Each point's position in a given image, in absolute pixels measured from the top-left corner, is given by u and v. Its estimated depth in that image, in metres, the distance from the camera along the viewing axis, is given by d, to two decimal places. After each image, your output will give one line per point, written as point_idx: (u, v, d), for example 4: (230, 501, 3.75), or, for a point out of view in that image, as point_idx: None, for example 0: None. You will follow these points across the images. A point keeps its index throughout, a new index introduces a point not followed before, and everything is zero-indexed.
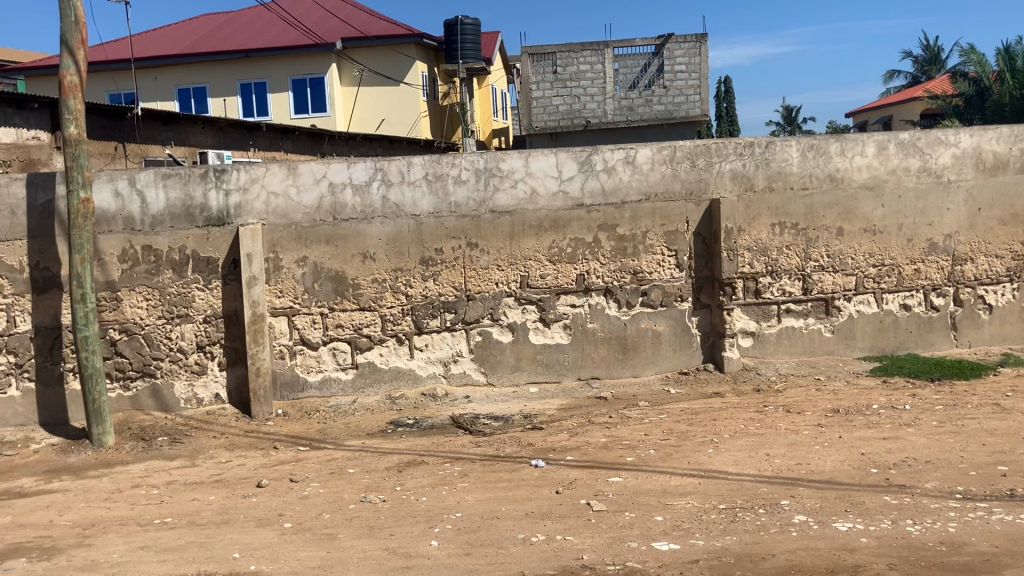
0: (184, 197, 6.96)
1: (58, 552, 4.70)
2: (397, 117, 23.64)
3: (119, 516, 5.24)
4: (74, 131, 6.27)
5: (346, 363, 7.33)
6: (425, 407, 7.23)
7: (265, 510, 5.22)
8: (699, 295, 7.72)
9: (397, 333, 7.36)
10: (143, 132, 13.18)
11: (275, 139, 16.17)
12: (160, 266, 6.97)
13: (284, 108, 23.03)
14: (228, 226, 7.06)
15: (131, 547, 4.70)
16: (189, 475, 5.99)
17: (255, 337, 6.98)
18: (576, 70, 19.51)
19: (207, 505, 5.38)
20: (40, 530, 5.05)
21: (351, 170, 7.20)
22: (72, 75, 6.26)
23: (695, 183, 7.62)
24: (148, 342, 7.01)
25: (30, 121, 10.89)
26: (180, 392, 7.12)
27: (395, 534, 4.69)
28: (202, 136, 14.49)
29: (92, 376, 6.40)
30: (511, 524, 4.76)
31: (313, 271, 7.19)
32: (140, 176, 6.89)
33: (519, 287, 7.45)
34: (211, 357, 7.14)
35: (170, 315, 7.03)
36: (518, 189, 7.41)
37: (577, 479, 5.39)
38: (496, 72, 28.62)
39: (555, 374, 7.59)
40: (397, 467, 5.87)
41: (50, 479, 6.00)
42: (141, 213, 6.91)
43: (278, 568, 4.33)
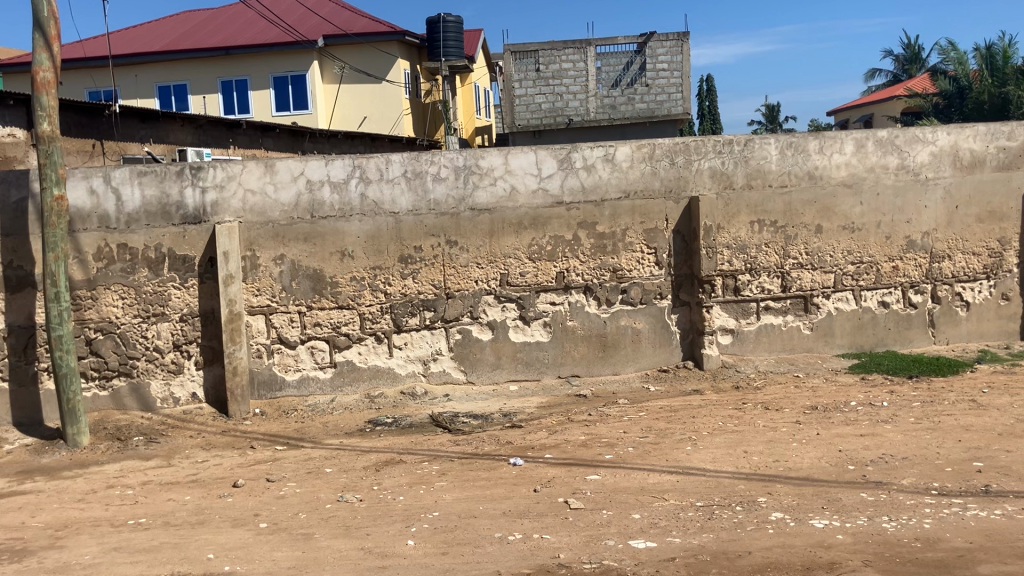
0: (159, 195, 6.90)
1: (29, 554, 4.66)
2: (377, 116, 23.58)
3: (93, 518, 5.19)
4: (47, 128, 6.19)
5: (324, 361, 7.29)
6: (405, 405, 7.20)
7: (241, 510, 5.18)
8: (679, 292, 7.73)
9: (376, 332, 7.33)
10: (122, 130, 13.09)
11: (256, 136, 16.12)
12: (136, 264, 6.90)
13: (266, 106, 22.90)
14: (205, 223, 7.00)
15: (103, 548, 4.66)
16: (164, 475, 5.94)
17: (232, 335, 6.94)
18: (559, 67, 19.55)
19: (182, 505, 5.34)
20: (12, 532, 5.00)
21: (329, 167, 7.16)
22: (45, 71, 6.19)
23: (674, 181, 7.63)
24: (124, 340, 6.95)
25: (5, 118, 10.82)
26: (156, 391, 7.07)
27: (371, 534, 4.67)
28: (181, 133, 14.40)
29: (67, 375, 6.34)
30: (488, 522, 4.75)
31: (291, 269, 7.14)
32: (115, 173, 6.81)
33: (498, 285, 7.42)
34: (188, 356, 7.09)
35: (146, 313, 6.97)
36: (498, 187, 7.39)
37: (555, 477, 5.37)
38: (479, 70, 28.61)
39: (535, 371, 7.56)
40: (374, 466, 5.85)
41: (23, 480, 5.93)
42: (117, 211, 6.85)
43: (252, 569, 4.30)
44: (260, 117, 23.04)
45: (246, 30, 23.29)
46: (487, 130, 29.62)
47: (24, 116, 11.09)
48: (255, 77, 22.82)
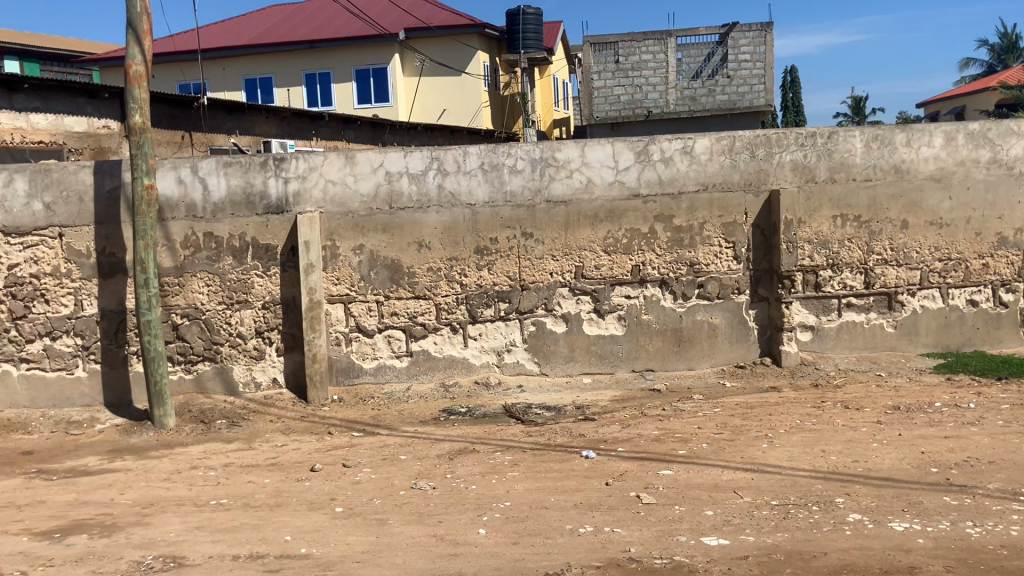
0: (244, 185, 7.09)
1: (117, 530, 4.88)
2: (456, 108, 23.66)
3: (177, 497, 5.38)
4: (138, 120, 6.42)
5: (400, 350, 7.39)
6: (479, 396, 7.26)
7: (318, 494, 5.30)
8: (757, 287, 7.60)
9: (452, 322, 7.39)
10: (209, 122, 13.48)
11: (337, 129, 16.39)
12: (221, 253, 7.12)
13: (347, 98, 23.27)
14: (287, 213, 7.16)
15: (187, 527, 4.85)
16: (246, 457, 6.11)
17: (312, 323, 7.09)
18: (638, 59, 19.39)
19: (262, 487, 5.49)
20: (101, 508, 5.24)
21: (407, 159, 7.23)
22: (138, 64, 6.42)
23: (754, 174, 7.48)
24: (209, 326, 7.17)
25: (102, 111, 12.02)
26: (239, 375, 7.27)
27: (444, 521, 4.73)
28: (266, 124, 14.76)
29: (154, 359, 6.58)
30: (559, 514, 4.76)
31: (369, 259, 7.26)
32: (202, 164, 7.04)
33: (573, 278, 7.41)
34: (270, 342, 7.27)
35: (231, 300, 7.17)
36: (574, 179, 7.35)
37: (627, 471, 5.35)
38: (558, 62, 28.61)
39: (609, 365, 7.52)
40: (448, 454, 5.91)
41: (113, 459, 6.19)
42: (203, 201, 7.06)
43: (328, 553, 4.41)
44: (342, 109, 23.37)
45: (330, 24, 23.72)
46: (565, 122, 29.55)
47: (117, 109, 12.27)
48: (338, 70, 23.21)
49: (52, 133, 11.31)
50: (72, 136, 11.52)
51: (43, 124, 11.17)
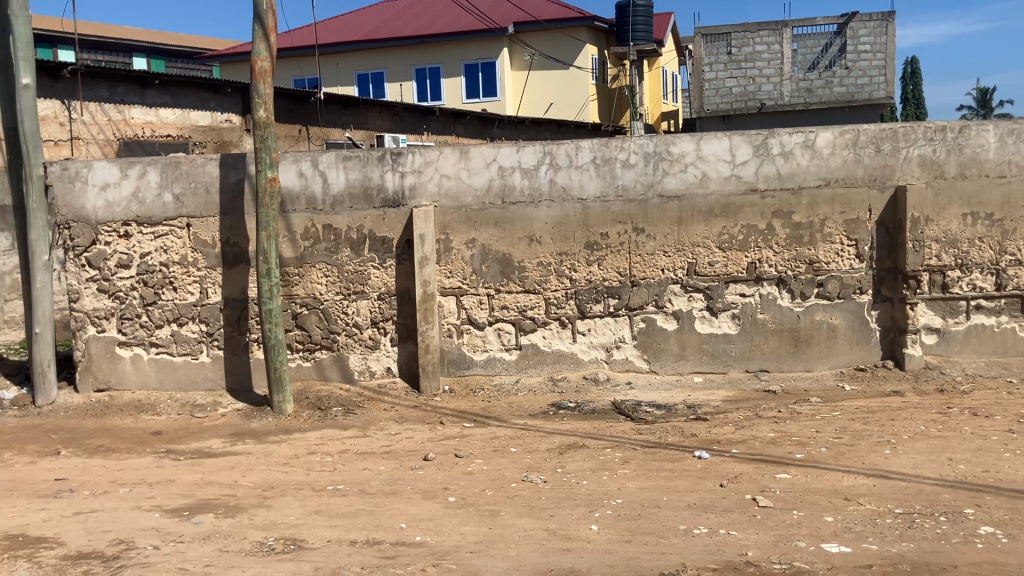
0: (362, 178, 7.25)
1: (241, 511, 5.10)
2: (564, 104, 23.59)
3: (296, 481, 5.56)
4: (263, 114, 6.63)
5: (510, 344, 7.42)
6: (587, 391, 7.24)
7: (431, 483, 5.38)
8: (880, 287, 7.31)
9: (561, 317, 7.38)
10: (325, 116, 13.84)
11: (447, 123, 16.59)
12: (339, 245, 7.31)
13: (456, 93, 23.54)
14: (403, 207, 7.29)
15: (306, 511, 5.01)
16: (360, 444, 6.26)
17: (426, 315, 7.20)
18: (752, 50, 18.98)
19: (377, 474, 5.61)
20: (226, 489, 5.49)
21: (520, 154, 7.25)
22: (263, 60, 6.60)
23: (879, 169, 7.21)
24: (327, 316, 7.38)
25: (225, 106, 12.46)
26: (355, 364, 7.44)
27: (555, 516, 4.74)
28: (379, 119, 15.06)
29: (274, 346, 6.82)
30: (672, 514, 4.70)
31: (481, 253, 7.32)
32: (322, 158, 7.23)
33: (686, 274, 7.30)
34: (384, 333, 7.41)
35: (348, 291, 7.36)
36: (689, 174, 7.23)
37: (742, 473, 5.24)
38: (668, 55, 28.24)
39: (722, 364, 7.38)
40: (558, 449, 5.91)
41: (236, 442, 6.46)
42: (323, 193, 7.27)
43: (442, 542, 4.47)
44: (451, 104, 23.73)
45: (440, 19, 24.01)
46: (674, 116, 29.15)
47: (239, 104, 12.71)
48: (447, 65, 23.50)
49: (179, 128, 11.81)
50: (198, 131, 12.04)
51: (171, 119, 11.67)
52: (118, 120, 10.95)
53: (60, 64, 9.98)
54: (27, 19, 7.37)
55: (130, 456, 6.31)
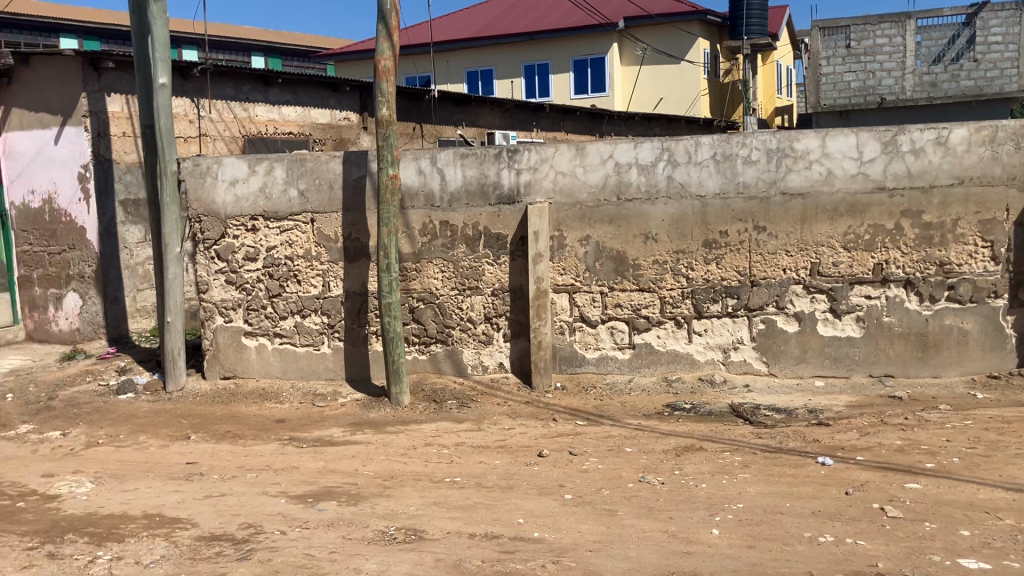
0: (478, 175, 7.34)
1: (363, 499, 5.24)
2: (675, 96, 23.34)
3: (415, 472, 5.68)
4: (385, 113, 6.81)
5: (623, 342, 7.38)
6: (703, 392, 7.13)
7: (547, 480, 5.40)
8: (1018, 291, 6.92)
9: (676, 317, 7.29)
10: (439, 113, 14.04)
11: (558, 119, 16.60)
12: (455, 240, 7.43)
13: (565, 89, 23.57)
14: (518, 204, 7.32)
15: (425, 502, 5.10)
16: (476, 438, 6.34)
17: (539, 312, 7.25)
18: (873, 44, 18.46)
19: (493, 468, 5.67)
20: (347, 477, 5.65)
21: (637, 150, 7.16)
22: (388, 58, 6.77)
23: (1019, 167, 6.80)
24: (442, 311, 7.54)
25: (344, 103, 12.84)
26: (468, 358, 7.56)
27: (674, 518, 4.68)
28: (490, 115, 15.18)
29: (392, 339, 7.01)
30: (795, 520, 4.59)
31: (595, 250, 7.30)
32: (440, 155, 7.36)
33: (808, 275, 7.11)
34: (497, 328, 7.48)
35: (463, 286, 7.48)
36: (813, 171, 7.02)
37: (869, 482, 5.07)
38: (783, 49, 27.56)
39: (844, 368, 7.15)
40: (675, 450, 5.85)
41: (355, 431, 6.64)
42: (441, 190, 7.42)
43: (560, 539, 4.49)
44: (559, 100, 23.76)
45: (551, 15, 24.05)
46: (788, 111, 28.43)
47: (356, 103, 13.08)
48: (557, 61, 23.55)
49: (299, 125, 12.18)
50: (318, 128, 12.42)
51: (292, 117, 12.05)
52: (243, 118, 11.33)
53: (191, 64, 10.42)
54: (166, 20, 7.75)
55: (257, 441, 6.57)
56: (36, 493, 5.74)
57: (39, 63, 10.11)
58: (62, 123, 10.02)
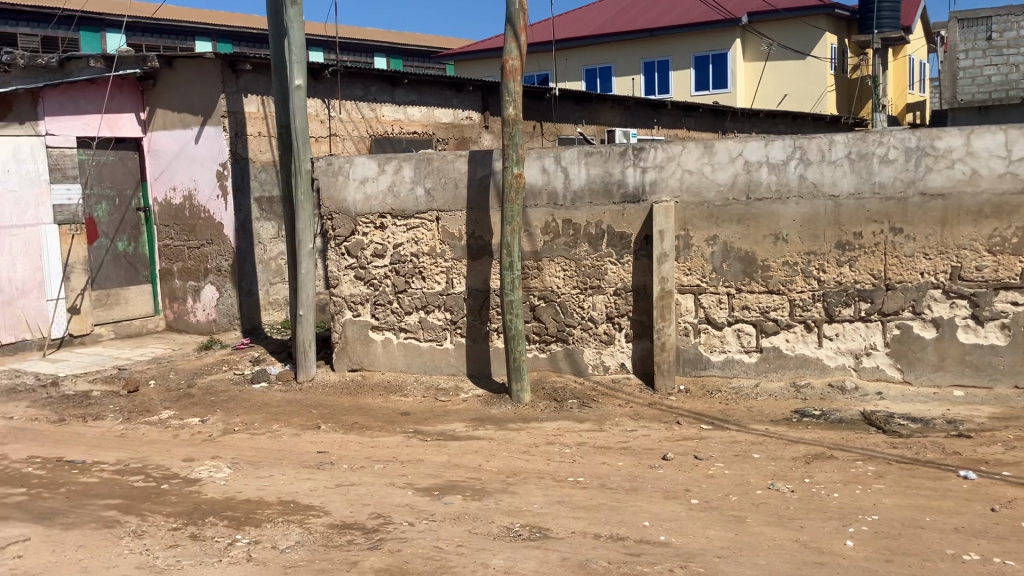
0: (603, 174, 7.32)
1: (487, 495, 5.29)
2: (800, 92, 22.67)
3: (538, 470, 5.71)
4: (511, 112, 6.84)
5: (750, 346, 7.22)
6: (833, 400, 6.89)
7: (672, 483, 5.34)
8: None
9: (806, 320, 7.08)
10: (559, 112, 14.07)
11: (679, 117, 16.39)
12: (578, 239, 7.43)
13: (685, 86, 23.24)
14: (643, 203, 7.26)
15: (549, 500, 5.12)
16: (598, 438, 6.32)
17: (662, 312, 7.15)
18: (1016, 36, 17.92)
19: (617, 470, 5.64)
20: (472, 472, 5.73)
21: (768, 148, 7.00)
22: (514, 59, 6.83)
23: None
24: (563, 309, 7.54)
25: (466, 103, 13.01)
26: (589, 358, 7.54)
27: (806, 527, 4.55)
28: (611, 114, 15.12)
29: (514, 337, 7.10)
30: (937, 536, 4.39)
31: (723, 250, 7.17)
32: (565, 153, 7.36)
33: (948, 279, 6.75)
34: (619, 328, 7.43)
35: (585, 285, 7.47)
36: (955, 170, 6.65)
37: (1016, 499, 4.81)
38: (916, 43, 26.43)
39: (986, 378, 6.74)
40: (804, 458, 5.69)
41: (477, 427, 6.73)
42: (564, 189, 7.43)
43: (687, 543, 4.43)
44: (680, 96, 23.39)
45: (671, 12, 23.80)
46: (920, 108, 27.26)
47: (478, 101, 13.22)
48: (677, 58, 23.30)
49: (423, 125, 12.41)
50: (441, 127, 12.64)
51: (417, 116, 12.29)
52: (370, 118, 11.63)
53: (322, 65, 10.75)
54: (303, 23, 8.03)
55: (383, 433, 6.73)
56: (179, 476, 6.03)
57: (183, 65, 10.65)
58: (203, 123, 10.51)
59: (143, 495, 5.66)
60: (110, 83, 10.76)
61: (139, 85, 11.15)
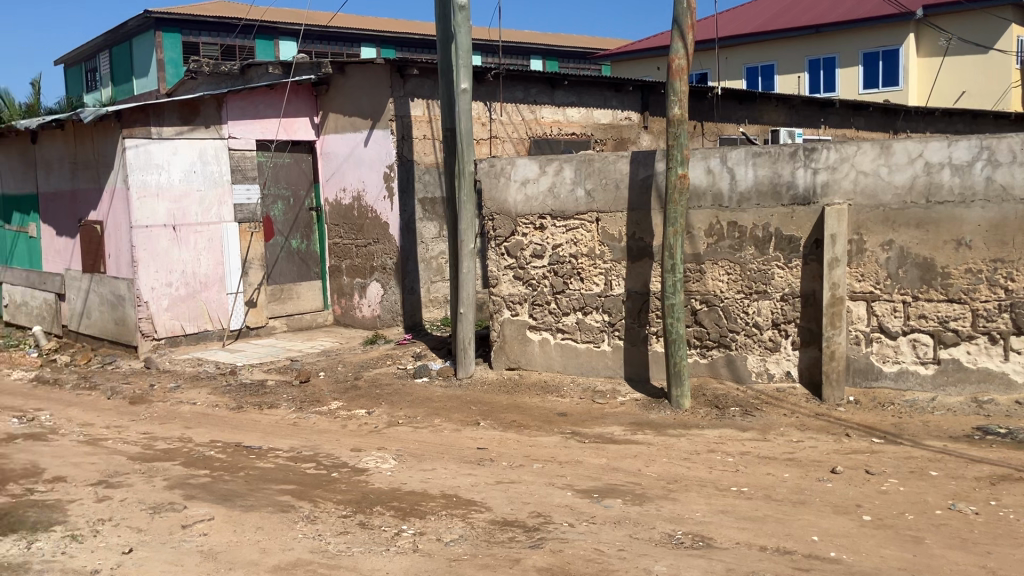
0: (772, 175, 7.12)
1: (648, 500, 5.24)
2: (978, 91, 21.37)
3: (699, 478, 5.60)
4: (677, 111, 6.76)
5: (926, 357, 6.78)
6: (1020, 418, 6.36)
7: (843, 498, 5.12)
8: None
9: (991, 331, 6.54)
10: (720, 112, 13.80)
11: (847, 117, 15.75)
12: (743, 242, 7.29)
13: (853, 84, 22.72)
14: (814, 204, 6.98)
15: (712, 509, 5.01)
16: (762, 448, 6.14)
17: (833, 319, 6.89)
18: None
19: (782, 481, 5.46)
20: (631, 476, 5.68)
21: (952, 148, 6.49)
22: (680, 58, 6.74)
23: None
24: (726, 314, 7.42)
25: (626, 103, 12.94)
26: (753, 365, 7.36)
27: (993, 553, 4.26)
28: (775, 113, 14.70)
29: (675, 341, 6.97)
30: None
31: (899, 256, 6.78)
32: (732, 154, 7.23)
33: None
34: (786, 335, 7.19)
35: (749, 290, 7.30)
36: None
37: None
38: None
39: None
40: (989, 479, 5.32)
41: (636, 431, 6.67)
42: (730, 190, 7.31)
43: (860, 562, 4.23)
44: (847, 95, 22.90)
45: (839, 8, 23.05)
46: None
47: (638, 102, 13.10)
48: (844, 55, 22.73)
49: (582, 126, 12.43)
50: (600, 128, 12.64)
51: (576, 118, 12.31)
52: (530, 120, 11.74)
53: (485, 69, 10.88)
54: (470, 28, 8.18)
55: (541, 433, 6.78)
56: (347, 465, 6.27)
57: (354, 71, 11.05)
58: (372, 126, 10.90)
59: (315, 482, 5.92)
60: (288, 88, 11.32)
61: (314, 90, 11.65)
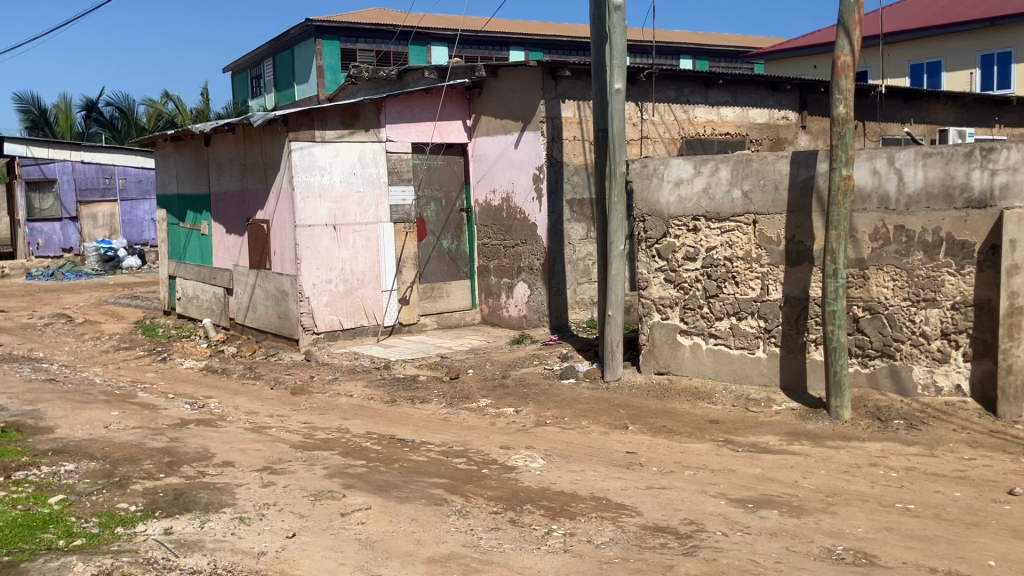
0: (944, 177, 6.73)
1: (806, 513, 5.06)
2: None
3: (861, 492, 5.36)
4: (842, 110, 6.53)
5: None
6: None
7: (1022, 522, 4.78)
8: None
9: None
10: (884, 111, 13.20)
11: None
12: (911, 247, 6.94)
13: None
14: (991, 207, 6.51)
15: (876, 526, 4.79)
16: (930, 464, 5.82)
17: (1011, 331, 6.43)
18: None
19: (953, 500, 5.16)
20: (788, 488, 5.50)
21: None
22: (846, 55, 6.47)
23: None
24: (891, 322, 7.08)
25: (783, 103, 12.57)
26: (919, 377, 6.97)
27: None
28: (944, 112, 13.93)
29: (835, 349, 6.75)
30: None
31: None
32: (900, 154, 6.89)
33: None
34: (956, 346, 6.78)
35: (917, 298, 6.93)
36: None
37: None
38: None
39: None
40: None
41: (792, 441, 6.46)
42: (897, 192, 6.97)
43: None
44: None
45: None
46: None
47: (797, 101, 12.71)
48: None
49: (737, 126, 12.15)
50: (756, 128, 12.34)
51: (730, 117, 12.05)
52: (683, 120, 11.57)
53: (638, 69, 10.79)
54: (625, 28, 8.14)
55: (692, 439, 6.67)
56: (497, 462, 6.35)
57: (507, 74, 11.19)
58: (523, 128, 11.00)
59: (466, 477, 6.02)
60: (443, 91, 11.55)
61: (466, 94, 11.86)
